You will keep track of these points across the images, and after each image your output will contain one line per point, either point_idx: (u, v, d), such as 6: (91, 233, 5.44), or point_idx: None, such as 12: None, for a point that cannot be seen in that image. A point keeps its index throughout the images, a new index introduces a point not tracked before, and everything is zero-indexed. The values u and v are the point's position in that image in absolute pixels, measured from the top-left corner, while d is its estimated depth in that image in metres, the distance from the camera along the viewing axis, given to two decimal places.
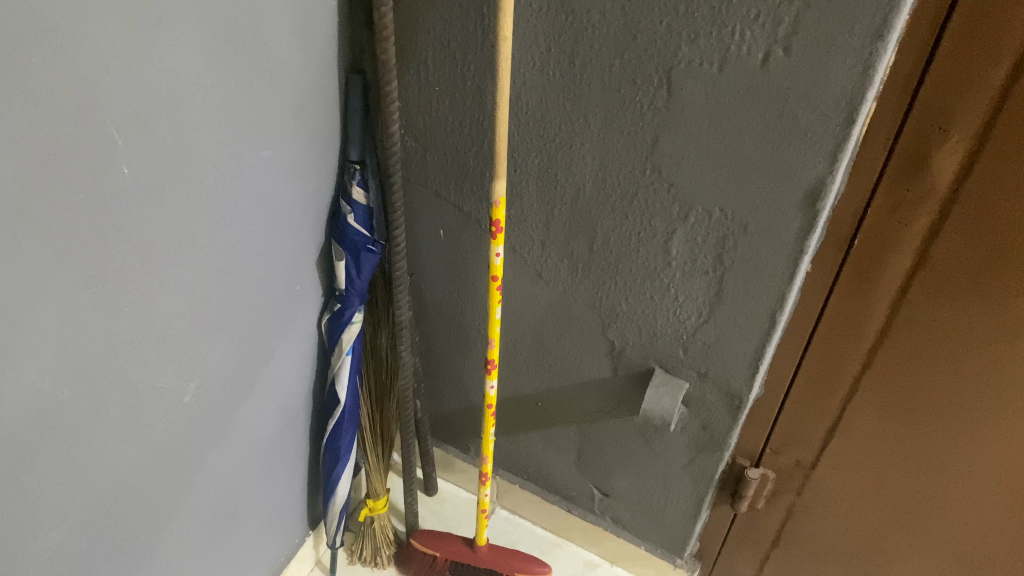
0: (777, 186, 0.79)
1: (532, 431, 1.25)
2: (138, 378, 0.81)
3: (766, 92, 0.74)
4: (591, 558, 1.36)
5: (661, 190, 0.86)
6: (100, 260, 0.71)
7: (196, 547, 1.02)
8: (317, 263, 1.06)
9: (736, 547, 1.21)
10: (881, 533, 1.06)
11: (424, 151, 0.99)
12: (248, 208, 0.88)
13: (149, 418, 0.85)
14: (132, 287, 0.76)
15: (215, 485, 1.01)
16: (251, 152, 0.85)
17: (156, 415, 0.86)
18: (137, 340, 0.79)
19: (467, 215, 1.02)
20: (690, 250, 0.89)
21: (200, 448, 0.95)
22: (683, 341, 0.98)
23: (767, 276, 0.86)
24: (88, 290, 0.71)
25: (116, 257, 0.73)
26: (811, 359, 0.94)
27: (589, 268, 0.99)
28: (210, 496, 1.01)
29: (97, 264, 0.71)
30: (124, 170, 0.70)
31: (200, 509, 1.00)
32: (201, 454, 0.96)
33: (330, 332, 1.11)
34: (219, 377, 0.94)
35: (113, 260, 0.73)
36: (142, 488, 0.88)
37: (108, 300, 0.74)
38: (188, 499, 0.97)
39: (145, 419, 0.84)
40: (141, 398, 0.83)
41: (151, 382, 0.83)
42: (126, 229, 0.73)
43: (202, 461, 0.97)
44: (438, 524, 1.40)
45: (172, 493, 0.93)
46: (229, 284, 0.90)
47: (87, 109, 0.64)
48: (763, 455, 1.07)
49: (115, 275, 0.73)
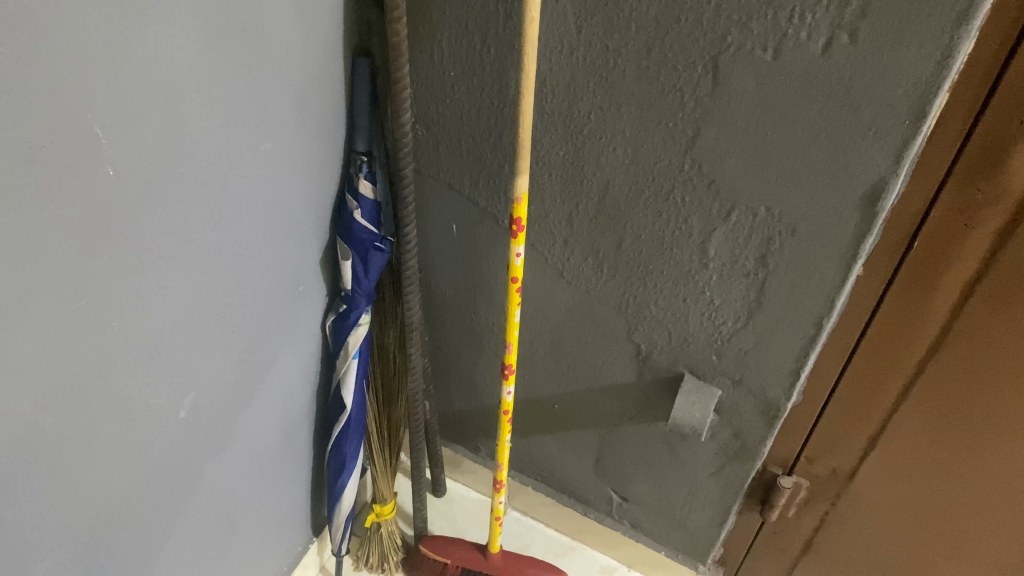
0: (832, 186, 0.72)
1: (548, 434, 1.19)
2: (129, 397, 0.74)
3: (826, 82, 0.67)
4: (608, 562, 1.30)
5: (701, 186, 0.79)
6: (84, 271, 0.64)
7: (195, 565, 0.95)
8: (321, 261, 0.98)
9: (762, 556, 1.15)
10: (921, 545, 0.99)
11: (437, 141, 0.92)
12: (248, 207, 0.80)
13: (142, 436, 0.78)
14: (120, 299, 0.68)
15: (215, 500, 0.95)
16: (249, 145, 0.77)
17: (150, 434, 0.79)
18: (128, 356, 0.72)
19: (483, 209, 0.95)
20: (730, 251, 0.82)
21: (198, 464, 0.89)
22: (717, 346, 0.91)
23: (814, 280, 0.79)
24: (72, 306, 0.64)
25: (100, 267, 0.65)
26: (855, 367, 0.87)
27: (615, 268, 0.91)
28: (209, 513, 0.94)
29: (82, 277, 0.64)
30: (109, 171, 0.62)
31: (198, 526, 0.93)
32: (199, 470, 0.89)
33: (335, 334, 1.04)
34: (217, 388, 0.87)
35: (100, 271, 0.65)
36: (136, 511, 0.81)
37: (94, 314, 0.66)
38: (186, 517, 0.90)
39: (137, 438, 0.77)
40: (132, 418, 0.75)
41: (144, 400, 0.76)
42: (112, 236, 0.65)
43: (201, 477, 0.90)
44: (448, 528, 1.33)
45: (168, 513, 0.87)
46: (227, 290, 0.82)
47: (68, 106, 0.56)
48: (797, 463, 1.00)
49: (100, 287, 0.66)
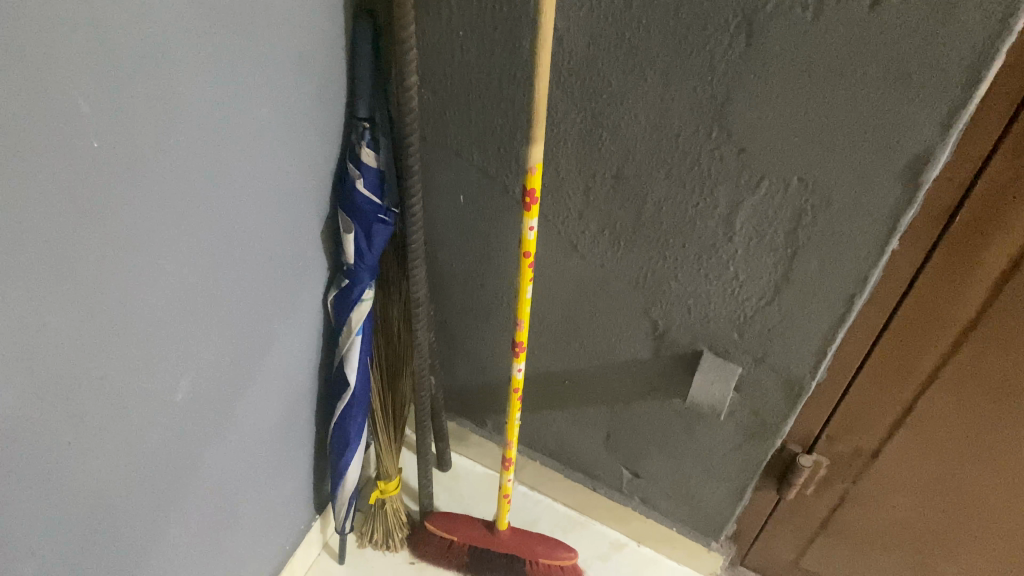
0: (873, 156, 0.67)
1: (557, 410, 1.15)
2: (122, 383, 0.69)
3: (871, 43, 0.61)
4: (617, 537, 1.27)
5: (729, 156, 0.74)
6: (69, 252, 0.59)
7: (195, 550, 0.92)
8: (322, 234, 0.93)
9: (778, 532, 1.12)
10: (946, 522, 0.97)
11: (444, 106, 0.86)
12: (244, 178, 0.75)
13: (137, 423, 0.73)
14: (107, 281, 0.63)
15: (214, 484, 0.91)
16: (244, 113, 0.71)
17: (145, 419, 0.74)
18: (120, 340, 0.67)
19: (493, 178, 0.90)
20: (758, 224, 0.77)
21: (197, 448, 0.84)
22: (739, 322, 0.87)
23: (848, 255, 0.75)
24: (59, 290, 0.59)
25: (87, 248, 0.60)
26: (884, 346, 0.83)
27: (633, 241, 0.87)
28: (209, 496, 0.91)
29: (67, 259, 0.59)
30: (94, 143, 0.57)
31: (197, 511, 0.89)
32: (197, 454, 0.85)
33: (337, 310, 0.99)
34: (215, 370, 0.83)
35: (87, 251, 0.60)
36: (132, 499, 0.77)
37: (82, 297, 0.61)
38: (185, 503, 0.86)
39: (131, 425, 0.73)
40: (127, 404, 0.71)
41: (137, 385, 0.71)
42: (99, 213, 0.60)
43: (199, 461, 0.86)
44: (454, 503, 1.30)
45: (165, 500, 0.83)
46: (223, 267, 0.77)
47: (44, 72, 0.51)
48: (818, 442, 0.97)
49: (87, 269, 0.61)
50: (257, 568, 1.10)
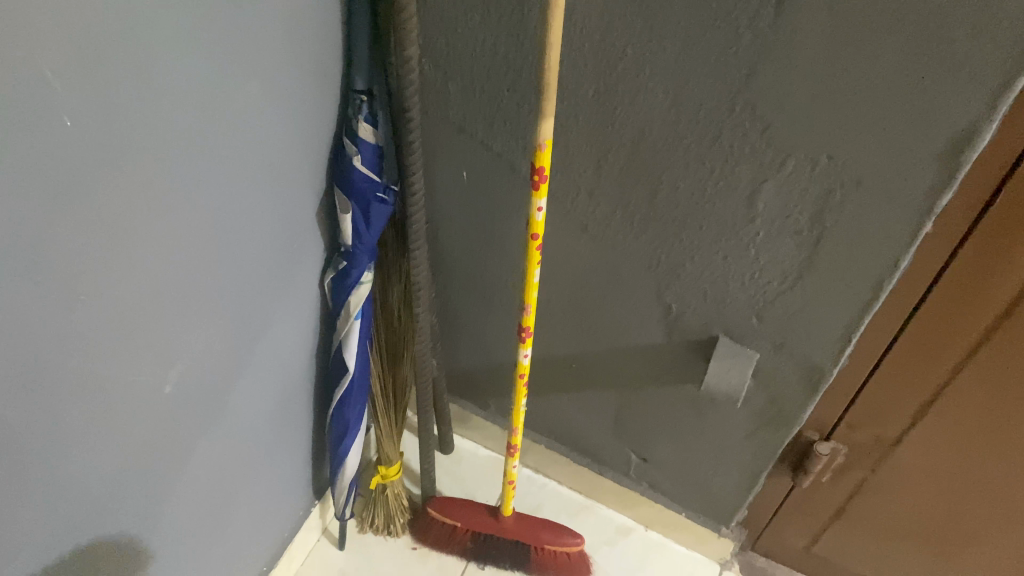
0: (911, 134, 0.62)
1: (564, 394, 1.11)
2: (108, 378, 0.65)
3: (915, 11, 0.56)
4: (624, 522, 1.25)
5: (753, 133, 0.69)
6: (46, 242, 0.54)
7: (189, 543, 0.88)
8: (318, 214, 0.88)
9: (791, 519, 1.09)
10: (967, 512, 0.93)
11: (446, 78, 0.81)
12: (234, 158, 0.70)
13: (126, 418, 0.69)
14: (88, 271, 0.58)
15: (209, 476, 0.87)
16: (232, 87, 0.66)
17: (134, 414, 0.70)
18: (104, 333, 0.63)
19: (499, 155, 0.85)
20: (782, 205, 0.73)
21: (190, 441, 0.80)
22: (758, 307, 0.82)
23: (878, 239, 0.70)
24: (34, 284, 0.54)
25: (63, 236, 0.55)
26: (910, 335, 0.78)
27: (647, 222, 0.82)
28: (204, 488, 0.87)
29: (43, 251, 0.54)
30: (67, 122, 0.51)
31: (191, 504, 0.85)
32: (190, 447, 0.81)
33: (335, 293, 0.95)
34: (208, 359, 0.78)
35: (64, 241, 0.55)
36: (121, 496, 0.73)
37: (60, 289, 0.56)
38: (177, 497, 0.82)
39: (120, 420, 0.68)
40: (115, 400, 0.66)
41: (125, 380, 0.67)
42: (75, 200, 0.55)
43: (192, 453, 0.82)
44: (456, 487, 1.27)
45: (157, 495, 0.79)
46: (214, 251, 0.72)
47: (7, 43, 0.45)
48: (836, 429, 0.93)
49: (65, 259, 0.56)
50: (255, 557, 1.06)
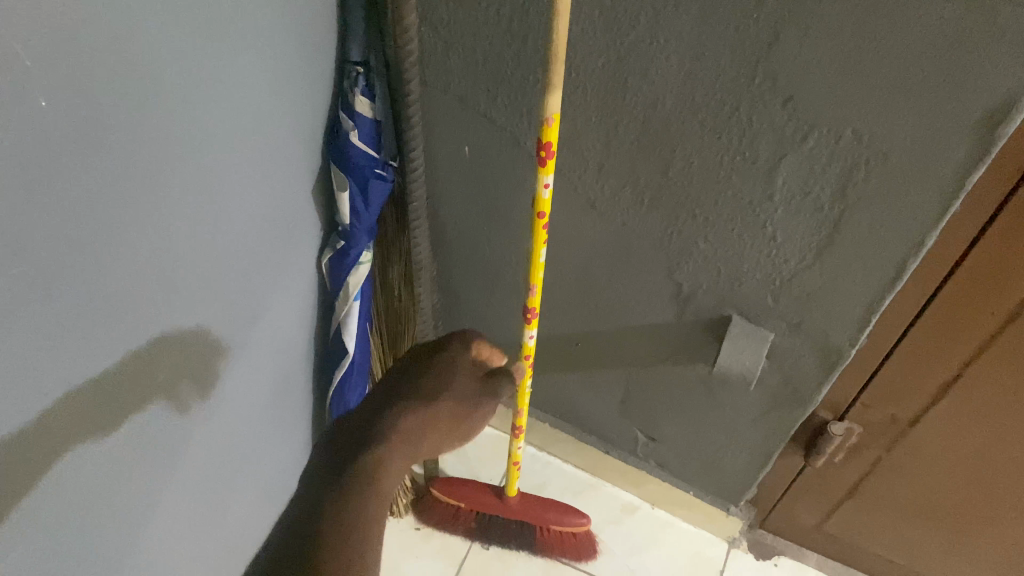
0: (943, 105, 0.58)
1: (570, 372, 1.08)
2: (113, 379, 0.61)
3: None
4: (630, 500, 1.23)
5: (773, 104, 0.65)
6: (35, 238, 0.49)
7: (198, 538, 0.85)
8: (314, 191, 0.85)
9: (801, 498, 1.07)
10: (985, 491, 0.90)
11: (446, 47, 0.76)
12: (223, 135, 0.66)
13: (135, 419, 0.66)
14: (81, 267, 0.54)
15: (212, 467, 0.84)
16: (217, 59, 0.62)
17: (140, 415, 0.66)
18: (101, 327, 0.58)
19: (503, 129, 0.81)
20: (802, 180, 0.69)
21: (193, 435, 0.77)
22: (774, 286, 0.79)
23: (903, 216, 0.67)
24: (28, 287, 0.50)
25: (51, 230, 0.50)
26: (932, 314, 0.75)
27: (659, 199, 0.78)
28: (207, 482, 0.84)
29: (28, 252, 0.49)
30: (41, 101, 0.47)
31: (196, 500, 0.82)
32: (193, 443, 0.77)
33: (333, 274, 0.92)
34: (208, 350, 0.75)
35: (50, 240, 0.51)
36: (137, 504, 0.69)
37: (54, 288, 0.52)
38: (184, 493, 0.79)
39: (128, 423, 0.65)
40: (122, 403, 0.63)
41: (129, 377, 0.63)
42: (58, 192, 0.50)
43: (195, 448, 0.78)
44: (460, 466, 1.25)
45: (168, 495, 0.75)
46: (207, 236, 0.69)
47: None
48: (850, 409, 0.90)
49: (57, 257, 0.52)
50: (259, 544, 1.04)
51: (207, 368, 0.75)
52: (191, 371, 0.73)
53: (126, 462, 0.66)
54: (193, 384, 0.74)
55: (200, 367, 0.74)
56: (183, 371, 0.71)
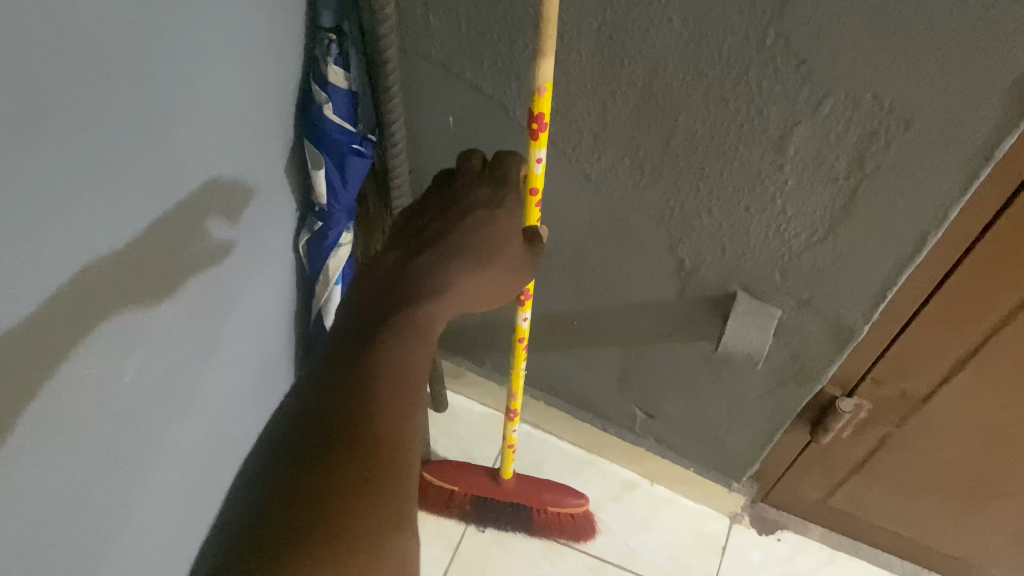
0: (979, 71, 0.53)
1: (567, 351, 1.04)
2: (104, 404, 0.56)
3: None
4: (629, 477, 1.20)
5: (786, 68, 0.59)
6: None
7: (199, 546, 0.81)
8: (288, 170, 0.79)
9: (806, 474, 1.03)
10: (997, 467, 0.87)
11: (426, 10, 0.70)
12: (191, 122, 0.60)
13: (130, 439, 0.61)
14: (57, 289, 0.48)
15: (210, 475, 0.79)
16: (178, 38, 0.55)
17: (137, 433, 0.61)
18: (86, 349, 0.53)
19: (489, 98, 0.75)
20: (816, 151, 0.64)
21: (188, 442, 0.72)
22: (783, 261, 0.75)
23: (925, 187, 0.62)
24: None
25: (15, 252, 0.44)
26: (949, 289, 0.70)
27: (660, 171, 0.73)
28: (203, 488, 0.79)
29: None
30: None
31: (191, 509, 0.77)
32: (187, 452, 0.72)
33: (312, 257, 0.86)
34: (197, 354, 0.69)
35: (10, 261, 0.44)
36: (128, 524, 0.65)
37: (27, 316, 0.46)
38: (180, 505, 0.74)
39: (122, 444, 0.60)
40: (116, 426, 0.58)
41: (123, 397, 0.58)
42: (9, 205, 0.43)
43: (191, 457, 0.74)
44: (453, 447, 1.20)
45: (162, 509, 0.71)
46: (190, 235, 0.63)
47: None
48: (859, 385, 0.86)
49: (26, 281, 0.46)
50: None
51: (231, 204, 0.69)
52: (215, 207, 0.66)
53: (125, 481, 0.62)
54: (219, 221, 0.67)
55: (222, 197, 0.67)
56: (208, 213, 0.65)
